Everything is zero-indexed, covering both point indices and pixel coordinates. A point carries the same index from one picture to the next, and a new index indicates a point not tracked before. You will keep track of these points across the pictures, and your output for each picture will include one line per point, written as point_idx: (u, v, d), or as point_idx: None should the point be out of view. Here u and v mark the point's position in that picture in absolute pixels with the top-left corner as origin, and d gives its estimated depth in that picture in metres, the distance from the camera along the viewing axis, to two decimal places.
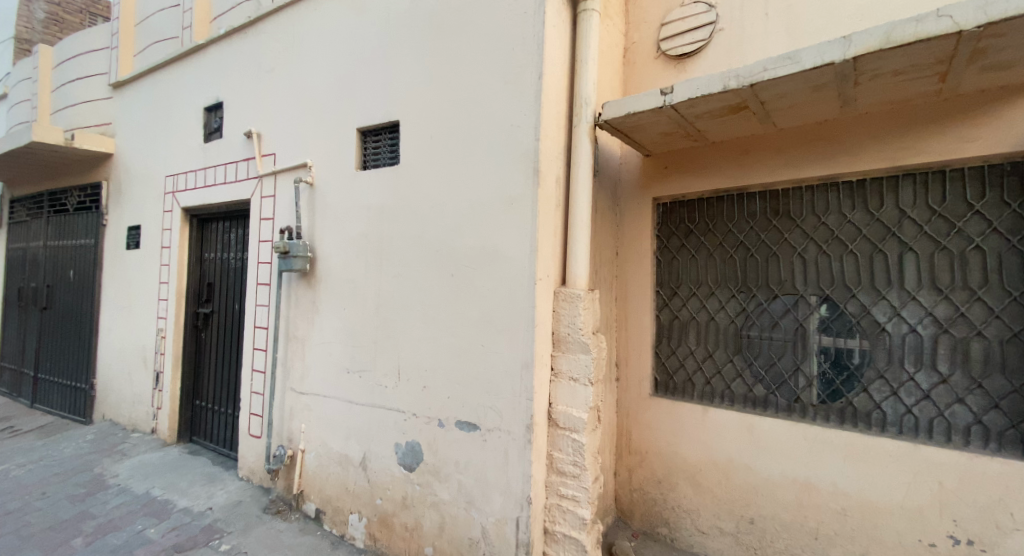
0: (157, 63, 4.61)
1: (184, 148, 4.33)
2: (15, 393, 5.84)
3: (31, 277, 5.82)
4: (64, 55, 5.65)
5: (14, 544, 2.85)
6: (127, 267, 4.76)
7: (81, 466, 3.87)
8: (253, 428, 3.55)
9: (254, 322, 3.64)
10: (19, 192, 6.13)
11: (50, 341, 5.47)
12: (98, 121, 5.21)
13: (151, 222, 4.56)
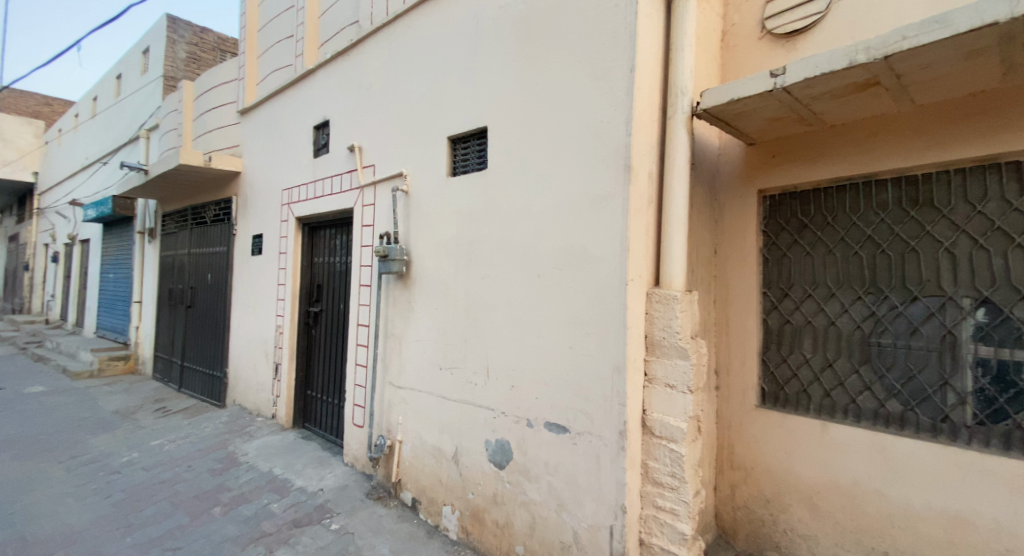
0: (275, 89, 5.17)
1: (297, 163, 4.80)
2: (167, 379, 6.87)
3: (179, 280, 6.80)
4: (203, 88, 6.53)
5: (170, 508, 3.34)
6: (252, 271, 5.38)
7: (218, 444, 4.45)
8: (356, 418, 3.83)
9: (357, 320, 3.93)
10: (170, 207, 7.19)
11: (193, 334, 6.35)
12: (229, 144, 5.95)
13: (271, 231, 5.11)
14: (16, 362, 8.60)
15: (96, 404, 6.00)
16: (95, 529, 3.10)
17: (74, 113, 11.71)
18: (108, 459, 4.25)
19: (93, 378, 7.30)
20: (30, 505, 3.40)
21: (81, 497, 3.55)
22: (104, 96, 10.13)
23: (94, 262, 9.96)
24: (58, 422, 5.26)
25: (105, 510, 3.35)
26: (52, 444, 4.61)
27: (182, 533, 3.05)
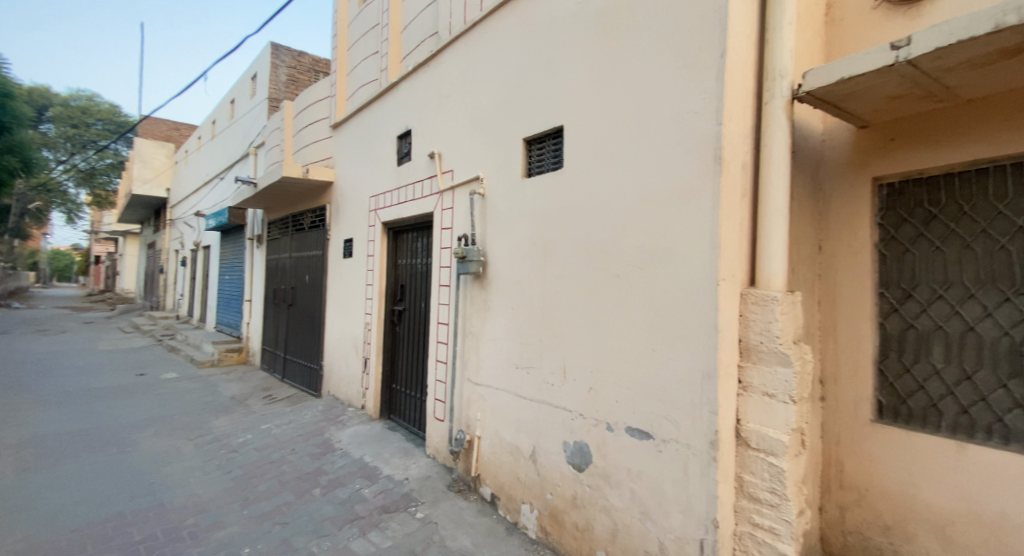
0: (363, 103, 5.52)
1: (383, 171, 5.08)
2: (272, 369, 7.60)
3: (281, 281, 7.49)
4: (301, 106, 7.14)
5: (278, 486, 3.69)
6: (344, 272, 5.79)
7: (316, 431, 4.84)
8: (437, 413, 3.98)
9: (437, 319, 4.08)
10: (274, 216, 7.95)
11: (293, 330, 6.97)
12: (323, 156, 6.46)
13: (360, 235, 5.46)
14: (155, 351, 9.99)
15: (216, 390, 6.79)
16: (218, 501, 3.50)
17: (197, 136, 13.34)
18: (227, 439, 4.79)
19: (213, 366, 8.27)
20: (167, 476, 3.92)
21: (206, 471, 4.02)
22: (221, 119, 11.44)
23: (213, 265, 11.29)
24: (187, 405, 6.03)
25: (225, 484, 3.77)
26: (183, 423, 5.28)
27: (287, 509, 3.34)
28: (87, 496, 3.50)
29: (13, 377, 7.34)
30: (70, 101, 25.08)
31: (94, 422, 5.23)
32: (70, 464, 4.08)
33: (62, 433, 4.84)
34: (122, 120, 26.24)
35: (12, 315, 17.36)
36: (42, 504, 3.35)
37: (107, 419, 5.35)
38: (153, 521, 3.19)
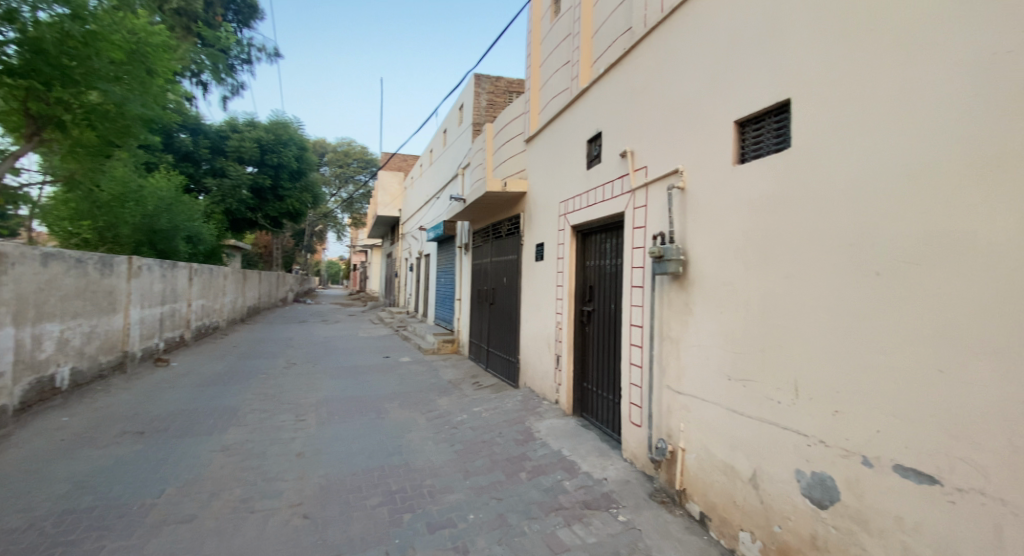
0: (555, 113, 5.74)
1: (573, 175, 5.19)
2: (477, 359, 8.49)
3: (484, 282, 8.31)
4: (500, 125, 7.81)
5: (489, 465, 4.09)
6: (536, 274, 6.11)
7: (518, 419, 5.21)
8: (633, 417, 3.86)
9: (630, 321, 3.97)
10: (478, 225, 8.90)
11: (494, 327, 7.65)
12: (518, 168, 6.95)
13: (551, 239, 5.69)
14: (393, 339, 12.23)
15: (438, 374, 7.93)
16: (446, 469, 4.05)
17: (419, 162, 15.83)
18: (449, 417, 5.53)
19: (434, 354, 9.68)
20: (409, 441, 4.73)
21: (436, 442, 4.71)
22: (437, 146, 13.34)
23: (433, 269, 13.25)
24: (418, 384, 7.19)
25: (451, 456, 4.35)
26: (416, 400, 6.32)
27: (501, 487, 3.67)
28: (358, 450, 4.47)
29: (312, 354, 9.91)
30: (339, 147, 32.68)
31: (359, 392, 6.68)
32: (346, 423, 5.27)
33: (341, 398, 6.31)
34: (370, 157, 33.01)
35: (307, 309, 23.51)
36: (329, 450, 4.41)
37: (366, 391, 6.76)
38: (401, 477, 3.87)
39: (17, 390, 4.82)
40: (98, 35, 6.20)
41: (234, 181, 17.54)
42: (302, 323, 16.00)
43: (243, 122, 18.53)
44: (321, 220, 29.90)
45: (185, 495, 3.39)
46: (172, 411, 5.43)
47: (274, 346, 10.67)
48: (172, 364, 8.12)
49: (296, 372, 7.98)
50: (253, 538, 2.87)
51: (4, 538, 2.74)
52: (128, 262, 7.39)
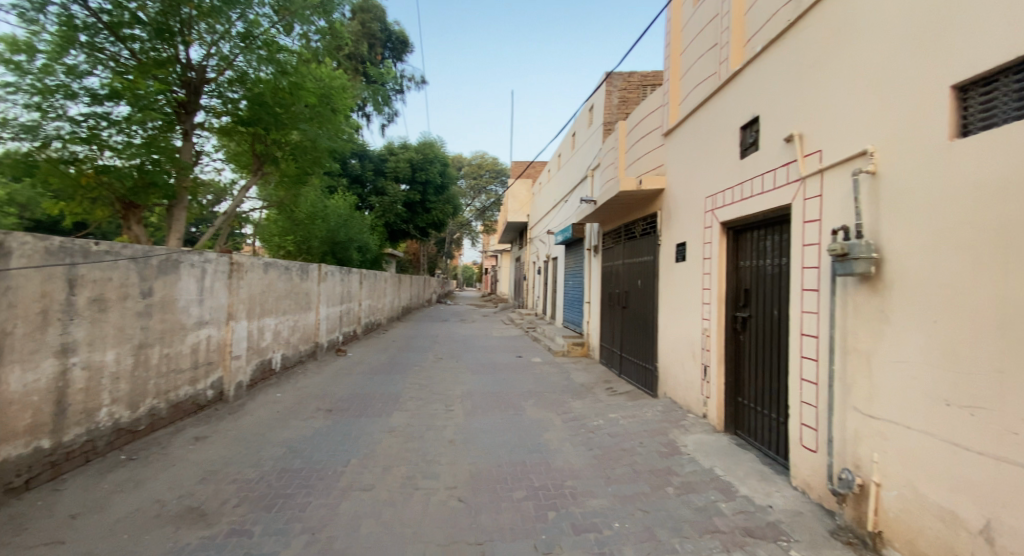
0: (698, 102, 5.32)
1: (722, 167, 4.74)
2: (609, 364, 8.22)
3: (616, 285, 8.02)
4: (634, 121, 7.47)
5: (633, 475, 3.94)
6: (677, 276, 5.72)
7: (660, 429, 4.92)
8: (806, 440, 3.36)
9: (801, 330, 3.47)
10: (608, 227, 8.63)
11: (628, 331, 7.33)
12: (655, 165, 6.60)
13: (695, 238, 5.27)
14: (525, 340, 12.52)
15: (571, 376, 7.90)
16: (587, 474, 3.98)
17: (547, 168, 15.97)
18: (587, 421, 5.46)
19: (565, 356, 9.62)
20: (549, 442, 4.78)
21: (574, 445, 4.69)
22: (565, 150, 13.31)
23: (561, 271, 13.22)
24: (554, 385, 7.25)
25: (592, 460, 4.28)
26: (553, 400, 6.37)
27: (646, 499, 3.50)
28: (502, 444, 4.67)
29: (454, 351, 10.66)
30: (473, 160, 34.87)
31: (500, 389, 6.99)
32: (489, 417, 5.55)
33: (484, 394, 6.67)
34: (501, 167, 34.52)
35: (450, 308, 25.48)
36: (475, 443, 4.68)
37: (507, 388, 7.04)
38: (544, 475, 3.94)
39: (247, 369, 6.11)
40: (299, 85, 7.66)
41: (391, 198, 20.34)
42: (446, 322, 17.37)
43: (398, 146, 21.31)
44: (458, 228, 32.11)
45: (364, 468, 3.91)
46: (348, 394, 6.33)
47: (423, 343, 11.74)
48: (348, 354, 9.49)
49: (443, 366, 8.68)
50: (418, 513, 3.18)
51: (244, 485, 3.48)
52: (320, 268, 8.91)
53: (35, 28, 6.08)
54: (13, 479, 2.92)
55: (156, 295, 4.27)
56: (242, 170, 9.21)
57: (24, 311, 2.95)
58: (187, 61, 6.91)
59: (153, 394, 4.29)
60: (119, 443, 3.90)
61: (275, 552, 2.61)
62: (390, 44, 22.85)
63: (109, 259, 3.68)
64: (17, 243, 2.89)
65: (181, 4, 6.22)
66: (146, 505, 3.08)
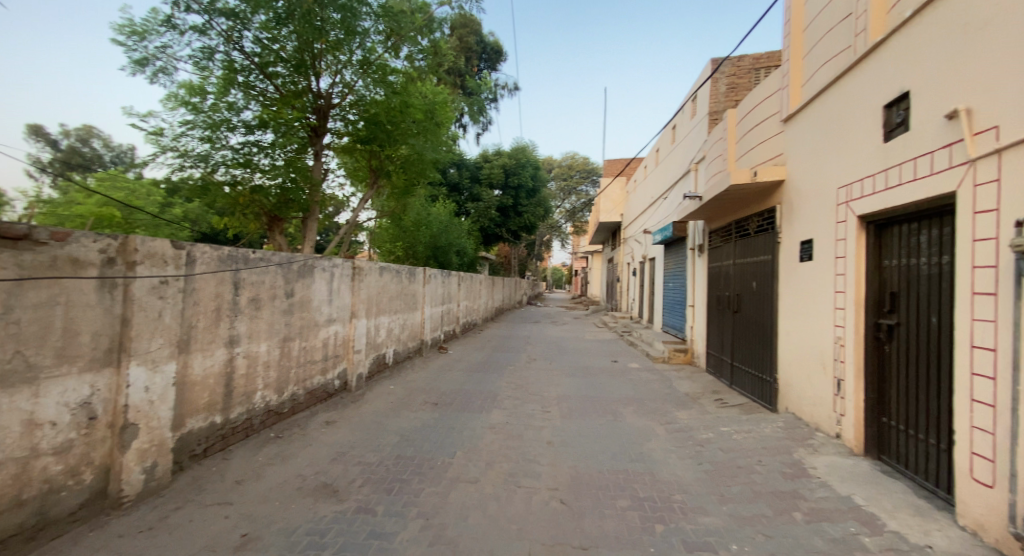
0: (827, 82, 4.74)
1: (860, 154, 4.17)
2: (718, 374, 7.63)
3: (726, 287, 7.41)
4: (746, 110, 6.84)
5: (751, 494, 3.59)
6: (802, 278, 5.15)
7: (783, 448, 4.44)
8: (979, 473, 2.81)
9: (971, 341, 2.92)
10: (715, 224, 8.01)
11: (741, 338, 6.71)
12: (771, 154, 6.01)
13: (825, 234, 4.70)
14: (620, 344, 12.09)
15: (674, 385, 7.44)
16: (699, 488, 3.72)
17: (642, 164, 15.29)
18: (695, 432, 5.10)
19: (664, 363, 9.09)
20: (655, 451, 4.55)
21: (681, 457, 4.41)
22: (663, 144, 12.62)
23: (659, 272, 12.55)
24: (656, 393, 6.90)
25: (704, 475, 3.99)
26: (657, 408, 6.06)
27: (769, 522, 3.17)
28: (603, 450, 4.56)
29: (548, 352, 10.65)
30: (563, 162, 34.70)
31: (599, 393, 6.83)
32: (589, 421, 5.44)
33: (582, 397, 6.57)
34: (591, 166, 33.82)
35: (545, 311, 25.59)
36: (575, 446, 4.61)
37: (605, 393, 6.86)
38: (652, 486, 3.75)
39: (366, 362, 6.71)
40: (407, 103, 8.26)
41: (486, 203, 20.98)
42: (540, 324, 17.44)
43: (493, 152, 21.96)
44: (550, 231, 32.14)
45: (469, 462, 4.06)
46: (450, 390, 6.64)
47: (518, 343, 11.88)
48: (449, 352, 9.98)
49: (539, 367, 8.71)
50: (523, 511, 3.22)
51: (366, 468, 3.80)
52: (425, 271, 9.48)
53: (206, 75, 7.34)
54: (194, 447, 3.51)
55: (296, 295, 4.87)
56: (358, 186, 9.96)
57: (206, 308, 3.53)
58: (317, 91, 7.78)
59: (294, 382, 4.90)
60: (268, 422, 4.50)
61: (395, 533, 2.82)
62: (486, 55, 23.87)
63: (262, 266, 4.25)
64: (203, 253, 3.46)
65: (314, 40, 7.06)
66: (289, 479, 3.51)
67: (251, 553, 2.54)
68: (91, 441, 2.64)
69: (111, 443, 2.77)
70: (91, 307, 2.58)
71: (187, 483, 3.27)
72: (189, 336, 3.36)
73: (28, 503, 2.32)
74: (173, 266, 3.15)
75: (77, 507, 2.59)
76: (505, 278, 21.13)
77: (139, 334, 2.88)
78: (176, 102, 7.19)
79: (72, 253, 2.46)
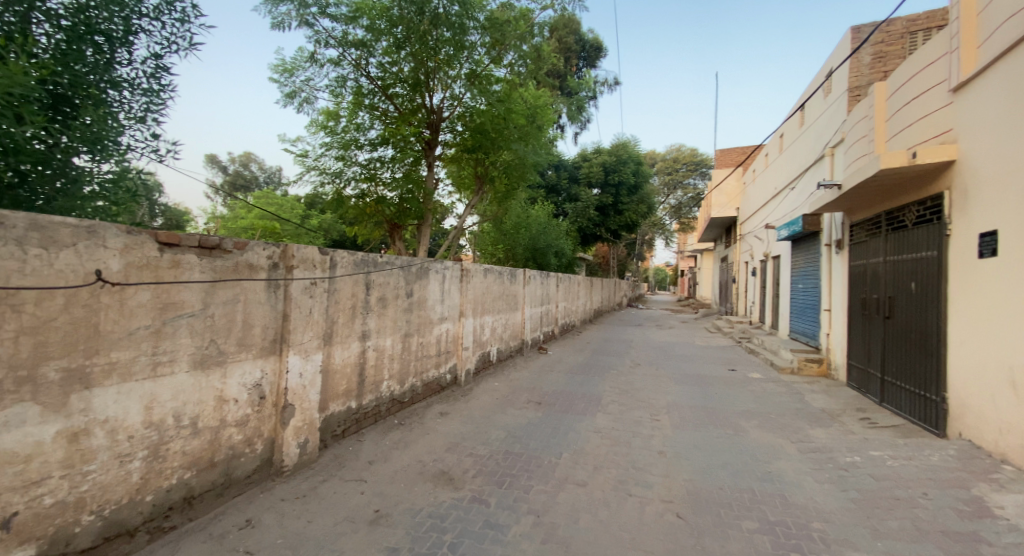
0: (1015, 41, 3.91)
1: None
2: (864, 389, 6.67)
3: (873, 290, 6.45)
4: (899, 82, 5.89)
5: (912, 530, 3.08)
6: (981, 278, 4.32)
7: (955, 481, 3.74)
8: None
9: None
10: (860, 215, 7.03)
11: (895, 348, 5.79)
12: (936, 132, 5.11)
13: (1016, 225, 3.90)
14: (738, 351, 11.14)
15: (807, 399, 6.64)
16: (840, 513, 3.31)
17: (764, 152, 13.94)
18: (835, 453, 4.52)
19: (794, 374, 8.17)
20: (784, 468, 4.13)
21: (818, 479, 3.94)
22: (789, 129, 11.38)
23: (785, 272, 11.32)
24: (782, 407, 6.23)
25: (848, 499, 3.52)
26: (784, 424, 5.49)
27: None
28: (722, 462, 4.25)
29: (655, 357, 10.18)
30: (667, 155, 32.83)
31: (715, 403, 6.36)
32: (704, 431, 5.10)
33: (694, 406, 6.18)
34: (699, 158, 31.51)
35: (649, 313, 24.60)
36: (691, 457, 4.34)
37: (722, 403, 6.38)
38: (781, 504, 3.42)
39: (473, 359, 7.03)
40: (510, 109, 8.43)
41: (584, 203, 20.71)
42: (645, 327, 16.77)
43: (592, 151, 21.69)
44: (653, 229, 30.70)
45: (577, 463, 4.06)
46: (555, 390, 6.68)
47: (621, 347, 11.53)
48: (549, 353, 10.04)
49: (645, 372, 8.36)
50: (635, 517, 3.14)
51: (478, 460, 3.99)
52: (526, 272, 9.62)
53: (340, 100, 8.28)
54: (335, 428, 3.98)
55: (415, 295, 5.27)
56: (463, 192, 10.47)
57: (344, 306, 3.99)
58: (431, 106, 8.35)
59: (412, 374, 5.31)
60: (392, 411, 4.94)
61: (508, 526, 2.93)
62: (585, 53, 23.62)
63: (388, 268, 4.68)
64: (342, 258, 3.91)
65: (428, 59, 7.60)
66: (411, 463, 3.83)
67: (382, 528, 2.81)
68: (260, 416, 3.14)
69: (274, 419, 3.26)
70: (262, 303, 3.07)
71: (330, 459, 3.72)
72: (331, 330, 3.83)
73: (218, 464, 2.83)
74: (320, 269, 3.61)
75: (251, 472, 3.09)
76: (604, 279, 20.69)
77: (295, 328, 3.35)
78: (317, 127, 8.21)
79: (249, 260, 2.94)
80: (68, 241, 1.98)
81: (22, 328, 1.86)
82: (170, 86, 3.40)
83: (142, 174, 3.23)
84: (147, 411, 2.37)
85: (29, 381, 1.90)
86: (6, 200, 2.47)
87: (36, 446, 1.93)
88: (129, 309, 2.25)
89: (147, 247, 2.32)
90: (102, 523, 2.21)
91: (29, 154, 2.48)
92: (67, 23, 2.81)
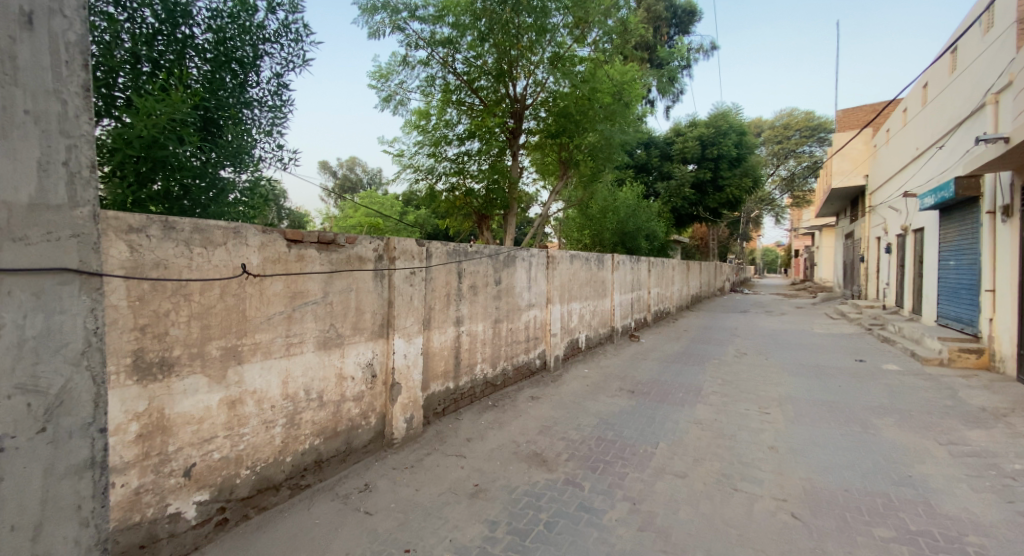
0: None
1: None
2: None
3: None
4: None
5: None
6: None
7: None
8: None
9: None
10: None
11: None
12: None
13: None
14: (867, 340, 9.89)
15: (957, 396, 5.72)
16: (1001, 526, 2.84)
17: (900, 108, 12.09)
18: (995, 458, 3.87)
19: (942, 366, 7.10)
20: (923, 470, 3.65)
21: (969, 484, 3.40)
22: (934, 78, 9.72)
23: (930, 245, 9.79)
24: (921, 403, 5.45)
25: (1013, 511, 3.02)
26: (926, 422, 4.80)
27: None
28: (843, 459, 3.87)
29: (762, 346, 9.40)
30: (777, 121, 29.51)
31: (834, 397, 5.76)
32: (823, 427, 4.64)
33: (809, 400, 5.64)
34: (816, 122, 27.97)
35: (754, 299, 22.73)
36: (808, 454, 3.97)
37: (842, 397, 5.73)
38: (922, 509, 3.04)
39: (561, 345, 7.07)
40: (596, 88, 8.26)
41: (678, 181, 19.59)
42: (747, 313, 15.60)
43: (685, 125, 20.44)
44: (757, 205, 28.11)
45: (676, 453, 3.94)
46: (647, 379, 6.49)
47: (721, 334, 10.84)
48: (641, 340, 9.76)
49: (750, 362, 7.78)
50: (742, 512, 2.99)
51: (571, 444, 4.05)
52: (613, 258, 9.37)
53: (430, 99, 8.70)
54: (436, 407, 4.30)
55: (503, 283, 5.41)
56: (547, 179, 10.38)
57: (439, 293, 4.25)
58: (514, 95, 8.47)
59: (503, 359, 5.49)
60: (485, 392, 5.18)
61: (603, 511, 2.95)
62: (676, 20, 22.06)
63: (478, 257, 4.86)
64: (437, 249, 4.16)
65: (510, 47, 7.67)
66: (506, 443, 4.00)
67: (482, 502, 2.99)
68: (373, 392, 3.48)
69: (384, 396, 3.59)
70: (370, 292, 3.39)
71: (432, 435, 4.02)
72: (429, 316, 4.12)
73: (341, 433, 3.21)
74: (417, 259, 3.86)
75: (368, 442, 3.46)
76: (700, 261, 19.43)
77: (399, 314, 3.64)
78: (410, 126, 8.73)
79: (358, 252, 3.26)
80: (220, 241, 2.37)
81: (193, 314, 2.27)
82: (289, 101, 3.85)
83: (271, 182, 3.72)
84: (284, 385, 2.77)
85: (199, 356, 2.32)
86: (174, 209, 3.01)
87: (206, 410, 2.36)
88: (268, 298, 2.64)
89: (278, 243, 2.68)
90: (256, 477, 2.63)
91: (189, 170, 2.99)
92: (212, 54, 3.31)
